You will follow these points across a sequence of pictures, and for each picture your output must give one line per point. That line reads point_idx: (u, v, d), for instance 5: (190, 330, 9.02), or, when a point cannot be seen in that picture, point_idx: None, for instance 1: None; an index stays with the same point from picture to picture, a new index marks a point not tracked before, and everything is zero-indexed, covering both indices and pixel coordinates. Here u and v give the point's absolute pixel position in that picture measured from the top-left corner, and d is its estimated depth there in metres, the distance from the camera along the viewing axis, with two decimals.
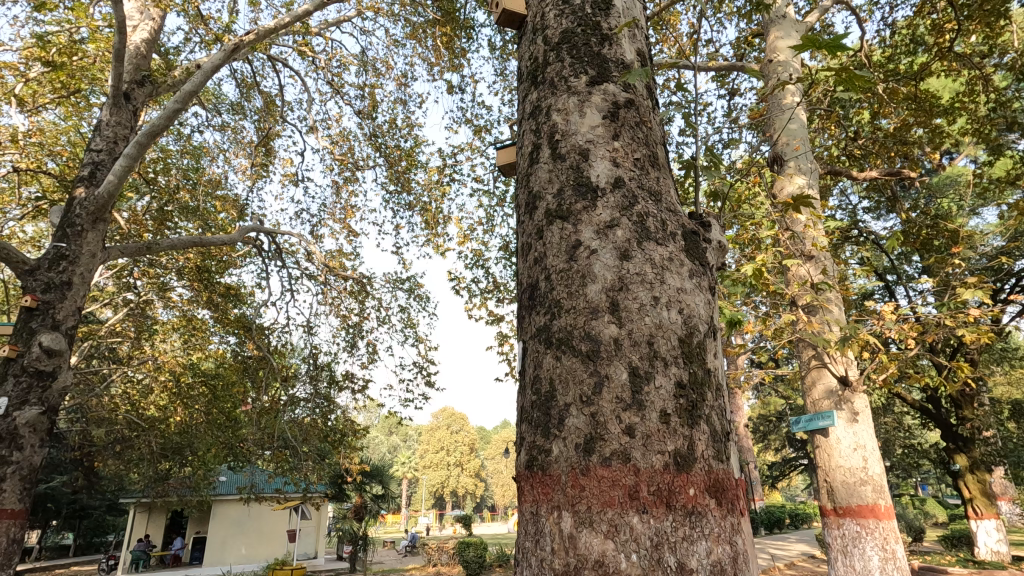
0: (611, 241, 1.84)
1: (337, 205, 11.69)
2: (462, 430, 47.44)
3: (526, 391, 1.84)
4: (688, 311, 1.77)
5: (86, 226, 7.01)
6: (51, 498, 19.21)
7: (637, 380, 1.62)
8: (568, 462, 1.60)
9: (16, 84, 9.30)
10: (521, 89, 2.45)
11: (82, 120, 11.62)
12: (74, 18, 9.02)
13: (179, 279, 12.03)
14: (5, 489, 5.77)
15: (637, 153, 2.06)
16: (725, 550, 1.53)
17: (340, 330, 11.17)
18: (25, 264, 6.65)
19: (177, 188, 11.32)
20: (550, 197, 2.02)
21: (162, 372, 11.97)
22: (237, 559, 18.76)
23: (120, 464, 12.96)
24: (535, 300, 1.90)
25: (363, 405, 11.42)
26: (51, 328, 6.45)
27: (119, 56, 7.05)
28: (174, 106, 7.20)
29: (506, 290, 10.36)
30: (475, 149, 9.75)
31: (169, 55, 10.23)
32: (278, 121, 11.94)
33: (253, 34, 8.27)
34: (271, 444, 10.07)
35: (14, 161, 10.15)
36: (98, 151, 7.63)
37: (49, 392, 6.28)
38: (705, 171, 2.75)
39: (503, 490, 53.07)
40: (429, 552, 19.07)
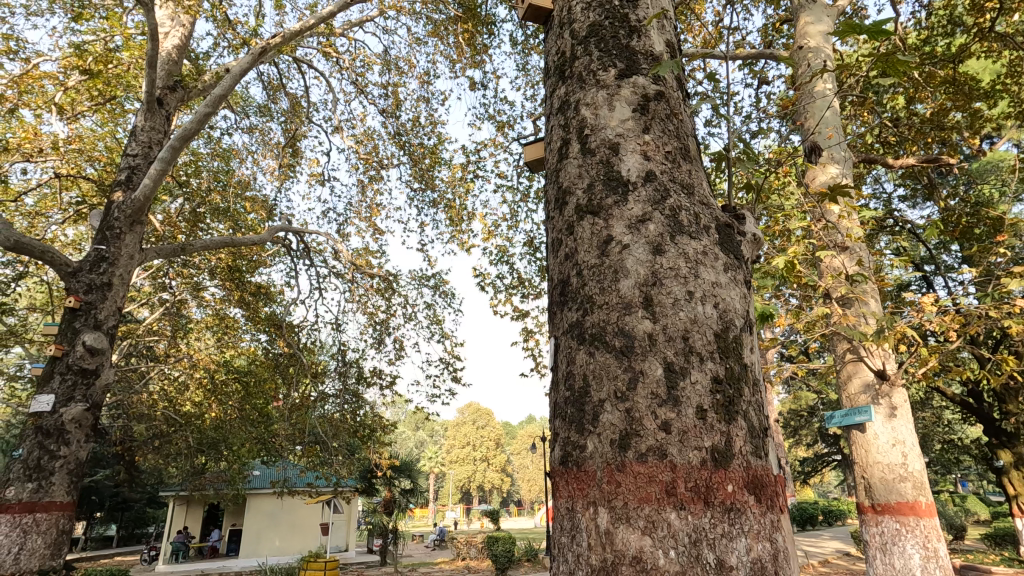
0: (644, 236, 1.83)
1: (363, 204, 11.87)
2: (488, 425, 47.68)
3: (559, 388, 1.84)
4: (723, 305, 1.75)
5: (124, 228, 7.27)
6: (95, 491, 19.98)
7: (672, 375, 1.61)
8: (604, 459, 1.59)
9: (56, 93, 9.66)
10: (549, 85, 2.44)
11: (117, 126, 11.99)
12: (108, 27, 9.34)
13: (212, 279, 12.34)
14: (55, 482, 6.03)
15: (668, 145, 2.03)
16: (765, 548, 1.50)
17: (367, 326, 11.32)
18: (68, 267, 6.90)
19: (209, 190, 11.59)
20: (580, 192, 2.01)
21: (198, 370, 12.33)
22: (271, 550, 19.23)
23: (159, 458, 13.42)
24: (567, 296, 1.90)
25: (392, 401, 11.57)
26: (94, 327, 6.68)
27: (151, 63, 7.22)
28: (204, 109, 7.36)
29: (531, 285, 10.31)
30: (498, 145, 9.73)
31: (199, 60, 10.51)
32: (305, 122, 12.15)
33: (279, 37, 8.41)
34: (303, 440, 10.31)
35: (55, 167, 10.54)
36: (134, 156, 7.86)
37: (93, 389, 6.52)
38: (736, 163, 2.71)
39: (530, 485, 53.22)
40: (459, 546, 19.28)
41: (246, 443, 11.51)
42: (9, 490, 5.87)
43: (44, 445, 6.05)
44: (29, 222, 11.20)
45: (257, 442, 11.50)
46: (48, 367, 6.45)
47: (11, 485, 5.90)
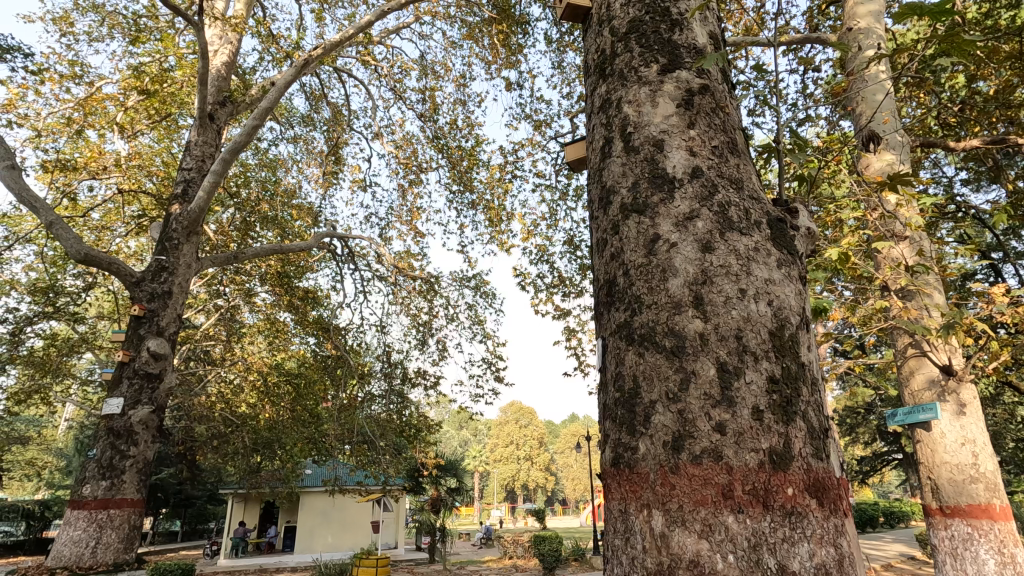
0: (692, 233, 1.80)
1: (403, 208, 12.10)
2: (531, 424, 47.61)
3: (607, 388, 1.83)
4: (778, 302, 1.70)
5: (182, 239, 7.65)
6: (161, 488, 21.06)
7: (726, 376, 1.57)
8: (656, 460, 1.58)
9: (117, 113, 10.25)
10: (589, 83, 2.43)
11: (172, 142, 12.60)
12: (163, 48, 9.85)
13: (262, 284, 12.79)
14: (125, 481, 6.40)
15: (715, 139, 1.99)
16: (830, 552, 1.45)
17: (411, 328, 11.50)
18: (132, 276, 7.30)
19: (258, 200, 12.07)
20: (625, 190, 1.99)
21: (252, 372, 12.82)
22: (324, 547, 19.83)
23: (218, 457, 14.03)
24: (615, 297, 1.88)
25: (436, 401, 11.72)
26: (156, 333, 7.05)
27: (203, 82, 7.55)
28: (252, 121, 7.64)
29: (572, 284, 10.22)
30: (536, 144, 9.68)
31: (246, 74, 10.95)
32: (346, 130, 12.48)
33: (320, 48, 8.66)
34: (352, 439, 10.55)
35: (119, 182, 11.18)
36: (189, 169, 8.25)
37: (157, 392, 6.88)
38: (787, 154, 2.62)
39: (575, 484, 52.80)
40: (506, 545, 19.37)
41: (298, 442, 11.83)
42: (86, 488, 6.25)
43: (116, 445, 6.43)
44: (97, 235, 11.93)
45: (309, 442, 11.82)
46: (117, 371, 6.83)
47: (87, 482, 6.29)
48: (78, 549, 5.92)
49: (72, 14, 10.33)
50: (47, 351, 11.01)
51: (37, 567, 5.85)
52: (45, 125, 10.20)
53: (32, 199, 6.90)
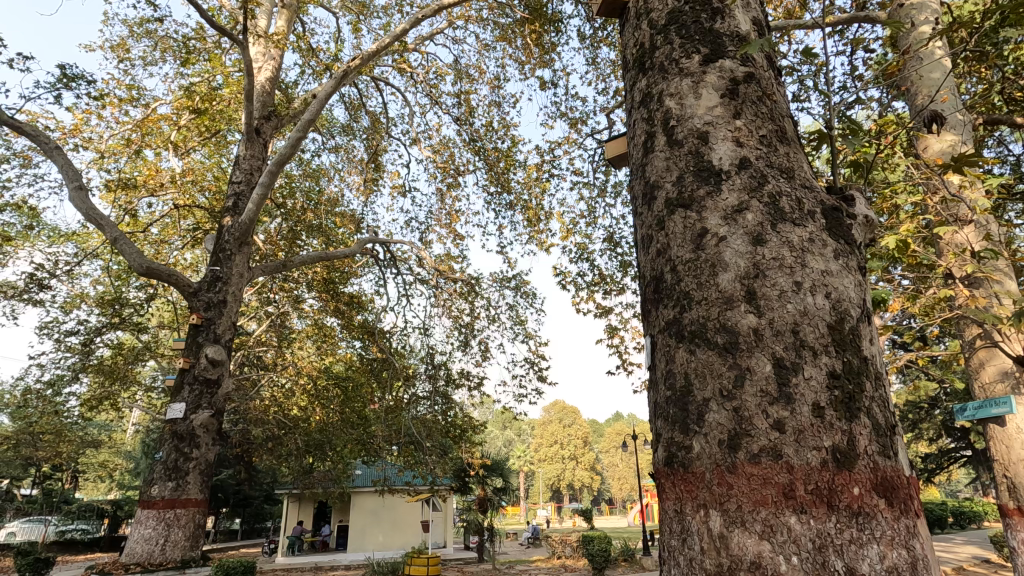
0: (742, 226, 1.75)
1: (442, 211, 12.25)
2: (575, 423, 47.34)
3: (658, 387, 1.81)
4: (836, 294, 1.63)
5: (234, 250, 7.98)
6: (221, 489, 21.98)
7: (783, 371, 1.53)
8: (712, 460, 1.54)
9: (172, 132, 10.77)
10: (628, 77, 2.40)
11: (222, 157, 13.14)
12: (211, 67, 10.31)
13: (309, 291, 13.18)
14: (189, 481, 6.73)
15: (762, 128, 1.93)
16: (901, 555, 1.38)
17: (453, 330, 11.62)
18: (190, 287, 7.66)
19: (304, 210, 12.47)
20: (669, 185, 1.96)
21: (303, 376, 13.25)
22: (375, 546, 20.29)
23: (273, 458, 14.54)
24: (662, 294, 1.85)
25: (480, 401, 11.79)
26: (214, 340, 7.37)
27: (249, 98, 7.85)
28: (296, 133, 7.89)
29: (614, 281, 10.09)
30: (572, 142, 9.60)
31: (289, 88, 11.33)
32: (384, 138, 12.76)
33: (358, 59, 8.86)
34: (400, 440, 10.71)
35: (174, 198, 11.73)
36: (239, 183, 8.60)
37: (216, 397, 7.19)
38: (839, 140, 2.51)
39: (621, 483, 52.15)
40: (554, 545, 19.31)
41: (348, 444, 11.93)
42: (154, 488, 6.60)
43: (180, 448, 6.76)
44: (156, 249, 12.58)
45: (358, 443, 11.88)
46: (178, 378, 7.17)
47: (155, 483, 6.63)
48: (150, 546, 6.26)
49: (128, 40, 10.95)
50: (115, 359, 11.65)
51: (113, 563, 6.22)
52: (107, 147, 10.83)
53: (98, 216, 7.35)
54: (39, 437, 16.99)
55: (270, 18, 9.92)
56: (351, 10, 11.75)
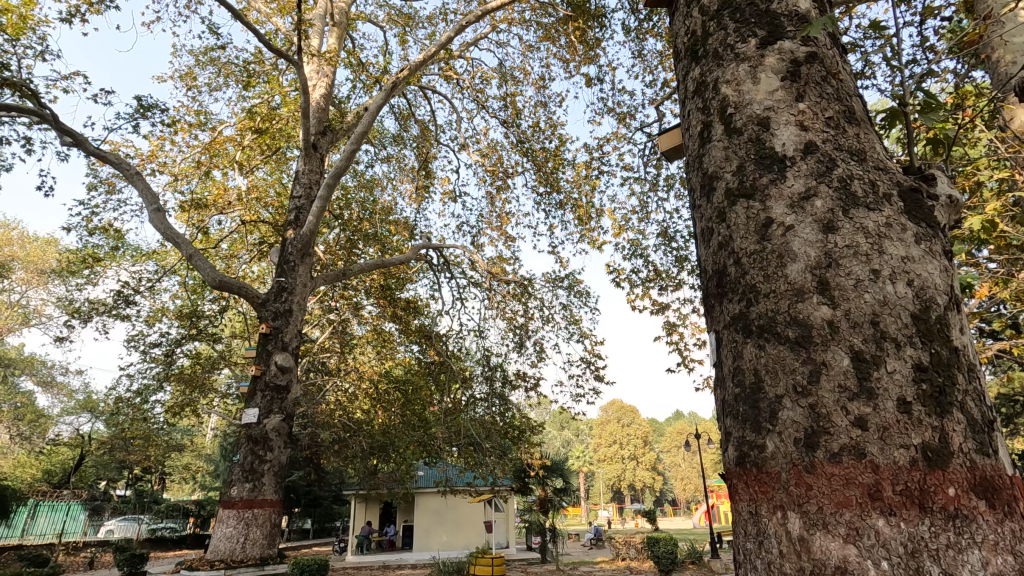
0: (809, 214, 1.67)
1: (493, 214, 12.34)
2: (634, 423, 46.51)
3: (725, 384, 1.76)
4: (919, 282, 1.52)
5: (297, 261, 8.35)
6: (293, 490, 22.97)
7: (863, 365, 1.44)
8: (788, 459, 1.48)
9: (237, 152, 11.39)
10: (681, 68, 2.34)
11: (282, 173, 13.74)
12: (270, 89, 10.85)
13: (368, 298, 13.61)
14: (265, 483, 7.07)
15: (829, 110, 1.83)
16: (1008, 561, 1.27)
17: (508, 331, 11.66)
18: (258, 298, 8.06)
19: (360, 219, 12.90)
20: (729, 175, 1.89)
21: (364, 380, 13.66)
22: (440, 545, 20.68)
23: (340, 460, 15.07)
24: (726, 287, 1.80)
25: (537, 402, 11.78)
26: (282, 348, 7.73)
27: (306, 115, 8.18)
28: (350, 146, 8.16)
29: (670, 277, 9.85)
30: (621, 137, 9.45)
31: (341, 103, 11.74)
32: (434, 145, 13.01)
33: (406, 69, 9.07)
34: (460, 442, 10.85)
35: (241, 214, 12.38)
36: (300, 197, 8.99)
37: (286, 402, 7.53)
38: (914, 116, 2.35)
39: (685, 484, 50.75)
40: (617, 546, 19.02)
41: (410, 446, 12.18)
42: (233, 489, 6.99)
43: (255, 451, 7.12)
44: (227, 263, 13.31)
45: (419, 444, 12.22)
46: (251, 385, 7.56)
47: (234, 484, 7.03)
48: (231, 544, 6.62)
49: (194, 69, 11.67)
50: (194, 368, 12.39)
51: (199, 560, 6.62)
52: (180, 170, 11.57)
53: (175, 236, 7.87)
54: (130, 442, 18.33)
55: (321, 37, 10.31)
56: (397, 23, 12.08)
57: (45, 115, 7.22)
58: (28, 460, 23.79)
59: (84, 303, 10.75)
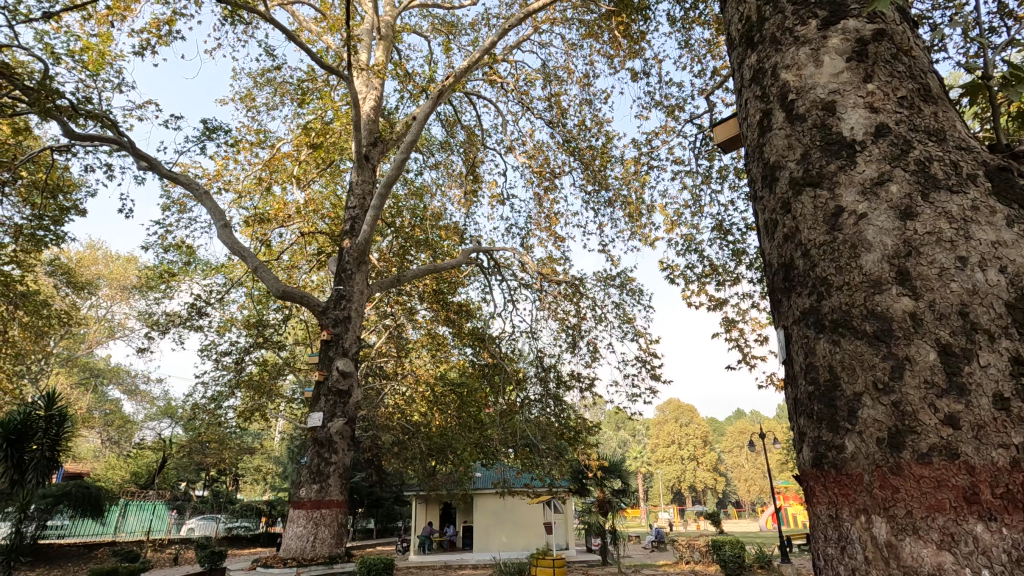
0: (884, 201, 1.58)
1: (542, 215, 12.29)
2: (693, 422, 45.29)
3: (797, 382, 1.69)
4: (1015, 269, 1.40)
5: (354, 269, 8.62)
6: (356, 491, 23.69)
7: (952, 360, 1.35)
8: (871, 460, 1.41)
9: (294, 166, 11.90)
10: (736, 55, 2.28)
11: (336, 185, 14.23)
12: (322, 104, 11.27)
13: (422, 303, 13.90)
14: (331, 484, 7.33)
15: (901, 89, 1.73)
16: None
17: (561, 332, 11.60)
18: (319, 306, 8.38)
19: (412, 226, 13.20)
20: (793, 163, 1.83)
21: (421, 384, 13.92)
22: (500, 546, 20.83)
23: (400, 462, 15.45)
24: (794, 281, 1.74)
25: (592, 402, 11.66)
26: (342, 353, 8.00)
27: (357, 128, 8.43)
28: (400, 154, 8.35)
29: (727, 271, 9.53)
30: (671, 130, 9.23)
31: (390, 114, 12.06)
32: (480, 149, 13.15)
33: (452, 77, 9.21)
34: (516, 443, 10.88)
35: (300, 226, 12.92)
36: (354, 208, 9.28)
37: (348, 406, 7.77)
38: (1004, 89, 2.16)
39: (749, 485, 48.86)
40: (680, 549, 18.51)
41: (467, 447, 12.31)
42: (302, 490, 7.29)
43: (321, 453, 7.39)
44: (288, 274, 13.91)
45: (476, 446, 12.35)
46: (315, 390, 7.86)
47: (303, 485, 7.33)
48: (302, 542, 6.92)
49: (253, 90, 12.31)
50: (262, 374, 13.03)
51: (274, 557, 6.96)
52: (243, 187, 12.20)
53: (241, 250, 8.30)
54: (207, 445, 19.44)
55: (370, 52, 10.62)
56: (441, 32, 12.30)
57: (123, 142, 7.79)
58: (118, 462, 25.68)
59: (161, 316, 11.51)
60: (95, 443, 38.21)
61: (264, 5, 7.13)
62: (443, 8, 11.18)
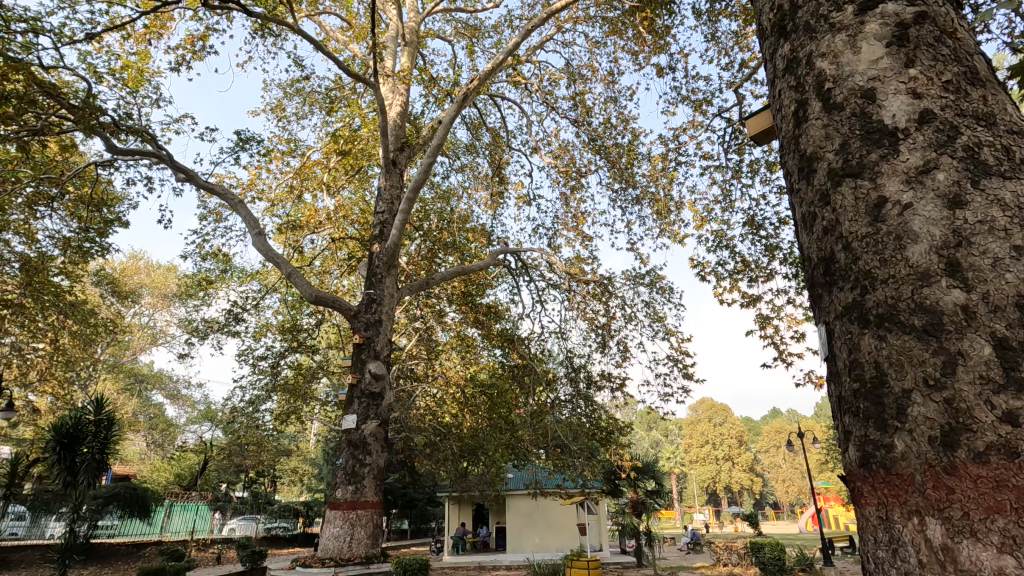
0: (931, 189, 1.52)
1: (569, 215, 12.24)
2: (727, 421, 44.41)
3: (841, 379, 1.64)
4: None
5: (384, 273, 8.74)
6: (390, 492, 23.98)
7: (1009, 353, 1.29)
8: (923, 459, 1.36)
9: (324, 173, 12.14)
10: (768, 46, 2.23)
11: (365, 190, 14.46)
12: (350, 112, 11.46)
13: (450, 305, 14.00)
14: (366, 485, 7.42)
15: (946, 73, 1.67)
16: None
17: (590, 331, 11.52)
18: (351, 310, 8.52)
19: (439, 229, 13.31)
20: (831, 154, 1.78)
21: (451, 385, 14.01)
22: (533, 547, 20.81)
23: (432, 463, 15.59)
24: (835, 276, 1.69)
25: (623, 402, 11.54)
26: (374, 356, 8.11)
27: (384, 133, 8.51)
28: (427, 159, 8.43)
29: (760, 267, 9.32)
30: (698, 125, 9.09)
31: (416, 119, 12.19)
32: (506, 151, 13.18)
33: (476, 80, 9.26)
34: (547, 444, 10.82)
35: (330, 233, 13.16)
36: (383, 212, 9.41)
37: (381, 408, 7.85)
38: None
39: (788, 486, 47.60)
40: (718, 551, 18.16)
41: (499, 448, 12.33)
42: (338, 491, 7.42)
43: (355, 455, 7.50)
44: (320, 279, 14.19)
45: (507, 447, 12.37)
46: (349, 393, 8.00)
47: (339, 486, 7.47)
48: (339, 543, 7.04)
49: (284, 101, 12.61)
50: (297, 378, 13.32)
51: (311, 557, 7.11)
52: (276, 196, 12.50)
53: (275, 257, 8.50)
54: (245, 447, 19.98)
55: (395, 58, 10.75)
56: (464, 35, 12.36)
57: (162, 155, 8.07)
58: (163, 464, 26.61)
59: (200, 322, 11.87)
60: (142, 445, 39.72)
61: (292, 16, 7.28)
62: (466, 12, 11.26)
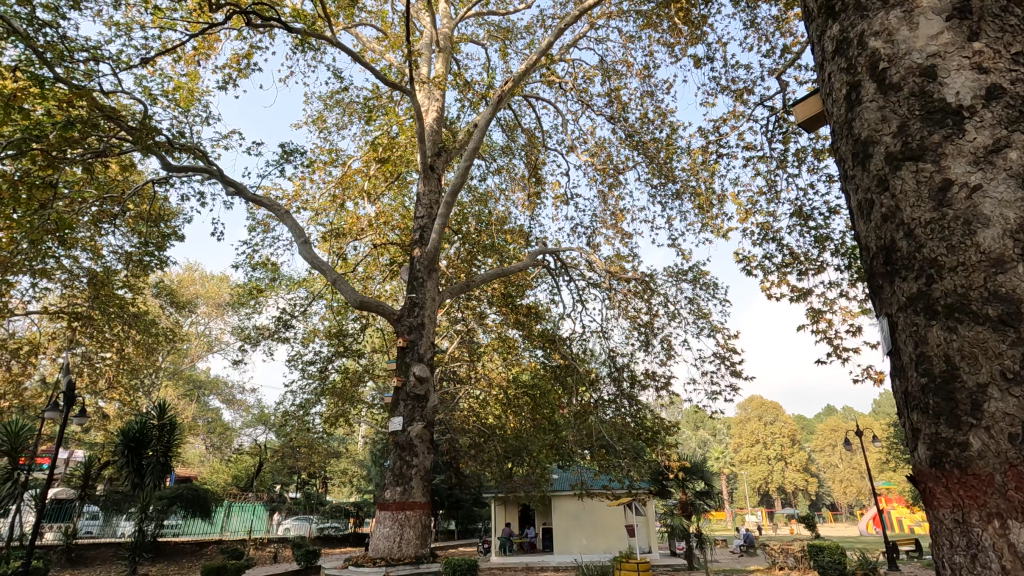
0: (1003, 169, 1.49)
1: (607, 212, 12.11)
2: (778, 420, 42.90)
3: (907, 374, 1.61)
4: None
5: (425, 276, 8.85)
6: (437, 493, 24.25)
7: None
8: (1002, 458, 1.32)
9: (364, 181, 12.41)
10: (815, 27, 2.18)
11: (404, 197, 14.71)
12: (388, 120, 11.69)
13: (491, 307, 14.06)
14: (414, 486, 7.52)
15: (1015, 44, 1.61)
16: None
17: (633, 330, 11.35)
18: (393, 314, 8.67)
19: (478, 232, 13.40)
20: (889, 137, 1.74)
21: (494, 387, 14.05)
22: (581, 548, 20.64)
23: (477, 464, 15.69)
24: (897, 265, 1.65)
25: (668, 401, 11.31)
26: (418, 359, 8.23)
27: (422, 140, 8.65)
28: (464, 162, 8.49)
29: (809, 260, 8.97)
30: (739, 115, 8.84)
31: (452, 123, 12.33)
32: (542, 151, 13.14)
33: (510, 81, 9.26)
34: (592, 445, 10.64)
35: (372, 239, 13.43)
36: (422, 217, 9.54)
37: (426, 409, 7.94)
38: None
39: (846, 487, 45.55)
40: (773, 554, 17.53)
41: (543, 449, 12.29)
42: (387, 492, 7.57)
43: (403, 456, 7.61)
44: (363, 285, 14.50)
45: (551, 448, 12.30)
46: (394, 396, 8.14)
47: (388, 487, 7.61)
48: (389, 543, 7.18)
49: (324, 112, 12.96)
50: (344, 381, 13.66)
51: (363, 556, 7.30)
52: (319, 205, 12.85)
53: (320, 264, 8.74)
54: (297, 450, 20.61)
55: (430, 64, 10.88)
56: (497, 38, 12.41)
57: (213, 170, 8.43)
58: (221, 466, 27.77)
59: (252, 329, 12.31)
60: (201, 449, 41.52)
61: (330, 30, 7.43)
62: (498, 14, 11.30)
